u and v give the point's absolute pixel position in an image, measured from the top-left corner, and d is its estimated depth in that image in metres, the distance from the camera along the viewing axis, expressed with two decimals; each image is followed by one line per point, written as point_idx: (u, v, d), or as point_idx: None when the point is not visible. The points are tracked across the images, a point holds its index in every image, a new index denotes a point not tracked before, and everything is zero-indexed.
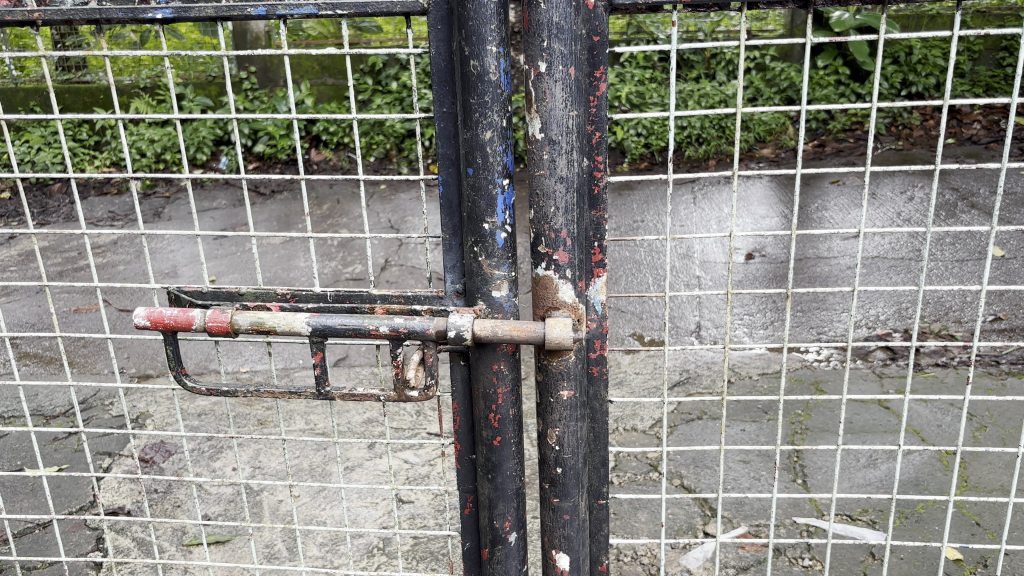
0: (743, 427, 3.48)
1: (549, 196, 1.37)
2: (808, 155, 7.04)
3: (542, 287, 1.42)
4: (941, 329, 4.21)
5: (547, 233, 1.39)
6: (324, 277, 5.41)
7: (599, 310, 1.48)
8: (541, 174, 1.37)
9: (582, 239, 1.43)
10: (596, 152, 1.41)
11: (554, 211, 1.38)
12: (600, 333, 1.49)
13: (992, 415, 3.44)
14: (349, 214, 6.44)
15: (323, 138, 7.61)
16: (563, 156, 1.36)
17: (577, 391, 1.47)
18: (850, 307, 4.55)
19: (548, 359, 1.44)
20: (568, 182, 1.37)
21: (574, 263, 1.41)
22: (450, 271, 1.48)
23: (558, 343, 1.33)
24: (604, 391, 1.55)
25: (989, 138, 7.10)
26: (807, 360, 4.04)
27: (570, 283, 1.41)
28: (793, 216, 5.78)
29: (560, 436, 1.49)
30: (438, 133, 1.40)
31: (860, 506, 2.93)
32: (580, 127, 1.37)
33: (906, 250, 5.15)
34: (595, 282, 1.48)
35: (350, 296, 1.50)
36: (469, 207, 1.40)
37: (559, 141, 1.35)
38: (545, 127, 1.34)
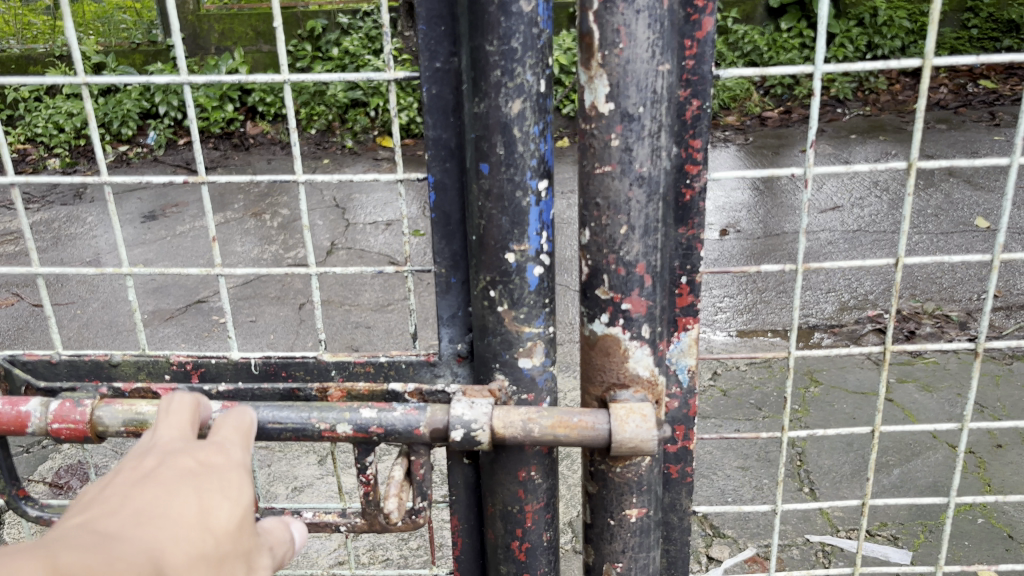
0: (736, 426, 3.15)
1: (622, 203, 1.06)
2: (774, 122, 6.71)
3: (603, 354, 1.13)
4: (935, 309, 3.94)
5: (615, 267, 1.08)
6: (263, 262, 4.95)
7: (684, 381, 1.25)
8: (609, 171, 1.05)
9: (664, 276, 1.12)
10: (692, 131, 1.12)
11: (630, 232, 1.07)
12: (686, 415, 1.28)
13: (1004, 407, 3.17)
14: (289, 192, 5.95)
15: (260, 109, 7.07)
16: (644, 140, 1.04)
17: (648, 509, 1.17)
18: (835, 286, 4.25)
19: (608, 465, 1.13)
20: (649, 183, 1.05)
21: (652, 311, 1.11)
22: (448, 327, 1.21)
23: (632, 444, 1.01)
24: (685, 498, 1.34)
25: (957, 102, 6.80)
26: (796, 347, 3.74)
27: (645, 345, 1.12)
28: (762, 188, 5.47)
29: (624, 570, 1.20)
30: (428, 109, 1.09)
31: (878, 519, 2.63)
32: (671, 90, 1.04)
33: (887, 222, 4.87)
34: (683, 334, 1.23)
35: (289, 363, 1.28)
36: (481, 227, 1.07)
37: (640, 115, 1.03)
38: (617, 92, 1.02)
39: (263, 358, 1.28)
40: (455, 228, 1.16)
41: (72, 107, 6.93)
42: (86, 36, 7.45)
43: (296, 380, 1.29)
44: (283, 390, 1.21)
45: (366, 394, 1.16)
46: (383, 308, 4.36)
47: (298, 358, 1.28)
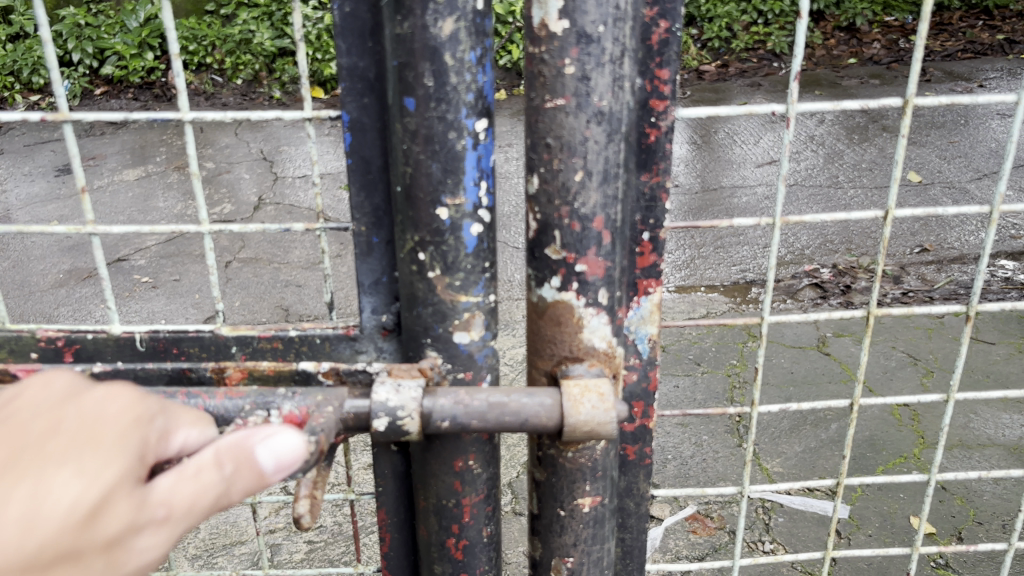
0: (676, 382, 3.12)
1: (578, 144, 0.94)
2: (711, 76, 6.66)
3: (553, 325, 1.02)
4: (870, 263, 3.96)
5: (569, 221, 0.97)
6: (187, 219, 4.73)
7: (642, 349, 1.15)
8: (562, 105, 0.93)
9: (624, 232, 1.01)
10: (658, 57, 0.99)
11: (587, 178, 0.95)
12: (645, 392, 1.18)
13: (936, 359, 3.20)
14: (214, 145, 5.69)
15: (181, 58, 6.75)
16: (605, 68, 0.92)
17: (603, 498, 1.10)
18: (772, 240, 4.25)
19: (558, 449, 1.05)
20: (610, 119, 0.93)
21: (610, 272, 1.00)
22: (370, 300, 1.06)
23: (588, 428, 0.92)
24: (642, 481, 1.26)
25: (889, 58, 6.82)
26: (736, 302, 3.73)
27: (602, 313, 1.01)
28: (700, 143, 5.43)
29: (574, 565, 1.13)
30: (341, 34, 0.92)
31: (817, 474, 2.63)
32: (636, 6, 0.92)
33: (823, 175, 4.88)
34: (644, 298, 1.12)
35: (181, 339, 1.10)
36: (407, 178, 0.93)
37: (600, 35, 0.90)
38: (572, 6, 0.89)
39: (151, 332, 1.09)
40: (377, 177, 0.99)
41: None
42: None
43: (189, 358, 1.11)
44: (171, 371, 1.03)
45: (271, 374, 1.00)
46: (314, 265, 4.20)
47: (192, 332, 1.10)
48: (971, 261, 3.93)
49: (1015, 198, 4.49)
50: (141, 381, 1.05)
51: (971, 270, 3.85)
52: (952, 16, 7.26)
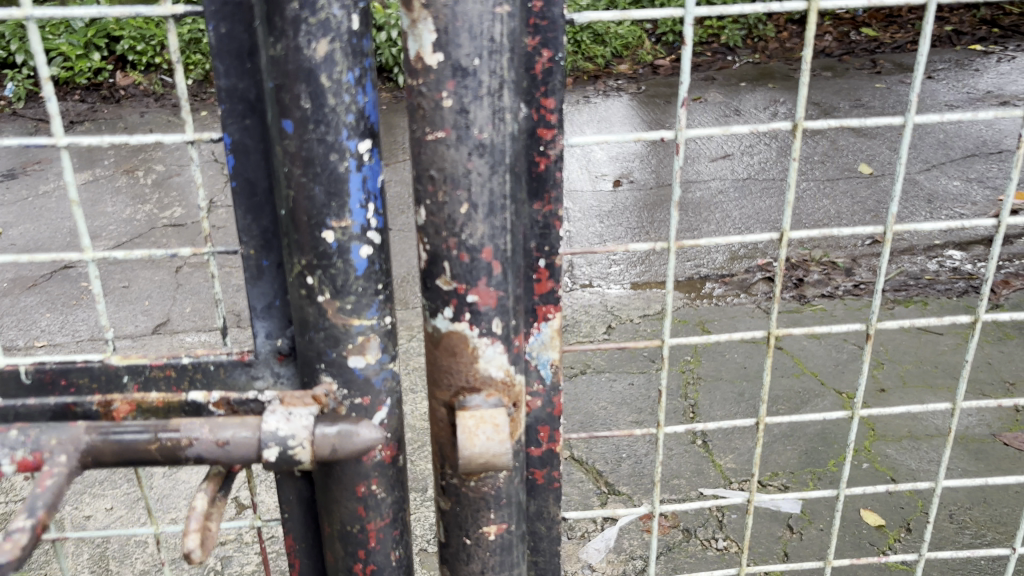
0: (630, 380, 3.12)
1: (461, 176, 0.95)
2: (665, 71, 6.68)
3: (449, 355, 1.03)
4: (822, 256, 4.00)
5: (457, 253, 0.98)
6: (135, 224, 4.64)
7: (545, 375, 1.18)
8: (442, 137, 0.94)
9: (517, 260, 1.02)
10: (543, 88, 1.01)
11: (471, 210, 0.96)
12: (549, 415, 1.21)
13: (887, 351, 3.25)
14: (164, 147, 5.59)
15: (129, 58, 6.62)
16: (483, 101, 0.93)
17: (509, 525, 1.12)
18: (725, 235, 4.28)
19: (460, 480, 1.08)
20: (491, 152, 0.95)
21: (503, 303, 1.01)
22: (263, 321, 1.06)
23: (484, 459, 0.98)
24: (552, 504, 1.27)
25: (841, 50, 6.88)
26: (691, 297, 3.74)
27: (496, 342, 1.03)
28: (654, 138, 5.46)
29: None
30: (219, 57, 0.93)
31: (769, 469, 2.65)
32: (514, 37, 0.93)
33: (775, 169, 4.92)
34: (544, 324, 1.15)
35: (68, 370, 1.07)
36: (289, 202, 0.93)
37: (476, 68, 0.92)
38: (446, 39, 0.91)
39: (36, 364, 1.07)
40: (262, 200, 1.00)
41: None
42: None
43: (79, 390, 1.08)
44: (55, 406, 1.05)
45: (159, 406, 1.04)
46: None
47: (79, 363, 1.07)
48: (919, 251, 3.99)
49: (963, 188, 4.56)
50: (25, 416, 1.05)
51: (920, 261, 3.91)
52: (901, 8, 7.35)
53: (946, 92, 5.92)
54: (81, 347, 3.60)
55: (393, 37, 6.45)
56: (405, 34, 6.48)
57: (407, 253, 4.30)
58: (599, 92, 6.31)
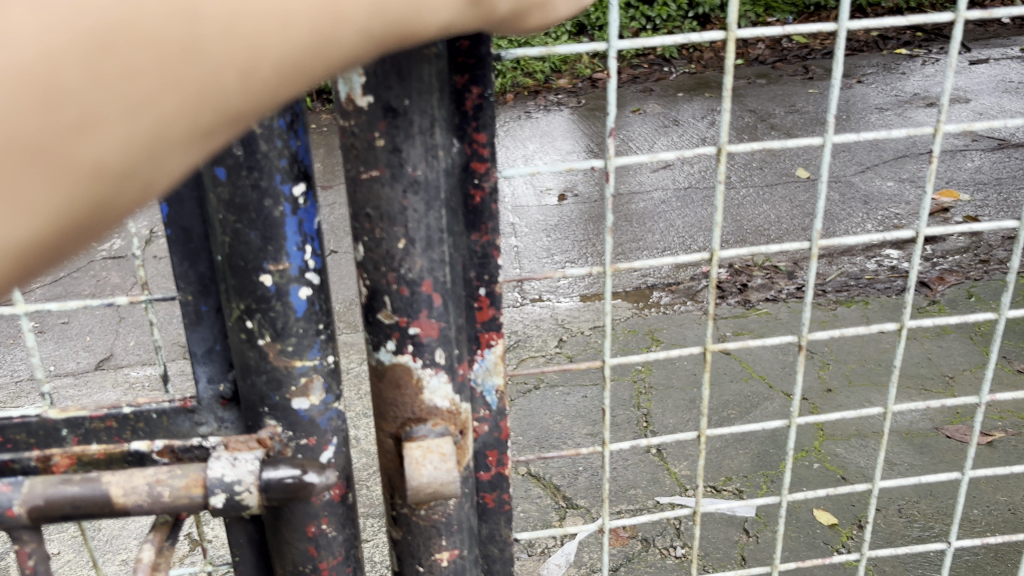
0: (583, 393, 3.15)
1: (398, 214, 0.96)
2: (604, 84, 6.77)
3: (393, 387, 1.05)
4: (764, 260, 4.09)
5: (397, 288, 0.99)
6: (74, 257, 4.55)
7: (492, 402, 1.15)
8: (378, 176, 0.95)
9: (455, 291, 1.04)
10: (477, 124, 1.00)
11: (410, 246, 0.97)
12: (497, 439, 1.18)
13: (832, 351, 3.32)
14: None
15: None
16: (417, 139, 0.94)
17: (461, 550, 1.13)
18: (669, 244, 4.33)
19: (410, 509, 1.10)
20: (426, 188, 0.96)
21: (446, 334, 1.03)
22: (204, 366, 1.05)
23: (432, 487, 0.97)
24: (505, 525, 1.25)
25: (774, 57, 7.03)
26: (639, 307, 3.79)
27: (441, 372, 1.04)
28: (596, 151, 5.53)
29: None
30: None
31: (723, 474, 2.68)
32: (441, 76, 0.94)
33: (715, 177, 5.01)
34: (488, 351, 1.12)
35: (4, 426, 1.07)
36: (227, 249, 0.92)
37: (407, 109, 0.92)
38: (376, 83, 0.91)
39: None
40: (199, 246, 0.98)
41: None
42: None
43: (17, 446, 1.07)
44: None
45: (101, 458, 0.97)
46: None
47: (16, 418, 1.07)
48: (858, 252, 4.09)
49: (897, 188, 4.69)
50: None
51: (859, 262, 4.00)
52: (829, 15, 7.56)
53: (876, 96, 6.08)
54: (22, 388, 3.52)
55: None
56: None
57: (354, 275, 4.29)
58: (541, 107, 6.36)
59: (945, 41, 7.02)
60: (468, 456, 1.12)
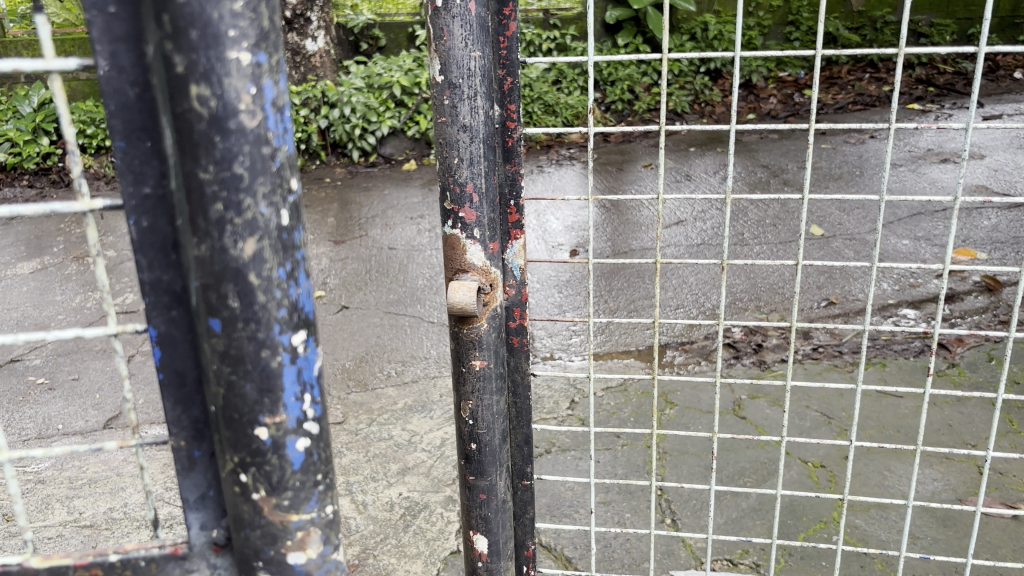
0: (595, 458, 3.09)
1: (454, 143, 1.59)
2: (616, 138, 6.82)
3: (450, 250, 1.69)
4: (779, 320, 4.05)
5: (452, 188, 1.63)
6: (86, 312, 4.54)
7: (516, 276, 1.78)
8: (445, 120, 1.59)
9: (489, 197, 1.66)
10: (509, 99, 1.67)
11: (461, 163, 1.60)
12: (520, 301, 1.81)
13: (850, 417, 3.26)
14: (115, 231, 5.55)
15: (80, 141, 6.61)
16: (466, 102, 1.58)
17: (489, 363, 1.76)
18: (683, 302, 4.30)
19: (459, 328, 1.74)
20: (471, 130, 1.59)
21: (480, 219, 1.65)
22: (195, 516, 0.97)
23: (460, 306, 1.66)
24: (524, 362, 1.88)
25: (786, 112, 7.06)
26: (652, 368, 3.74)
27: (477, 245, 1.67)
28: (608, 206, 5.53)
29: (474, 410, 1.79)
30: (140, 254, 0.86)
31: (739, 547, 2.62)
32: (485, 68, 1.58)
33: (727, 234, 5.00)
34: (514, 243, 1.76)
35: None
36: (222, 402, 0.88)
37: (461, 84, 1.56)
38: (444, 68, 1.56)
39: None
40: (192, 390, 0.92)
41: None
42: None
43: None
44: None
45: None
46: None
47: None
48: (875, 311, 4.05)
49: (912, 247, 4.65)
50: None
51: (875, 321, 3.96)
52: (841, 70, 7.60)
53: (889, 152, 6.08)
54: (29, 448, 3.48)
55: (347, 113, 6.53)
56: (358, 111, 6.56)
57: (365, 331, 4.28)
58: (553, 161, 6.40)
59: (956, 97, 7.05)
60: (494, 302, 1.75)
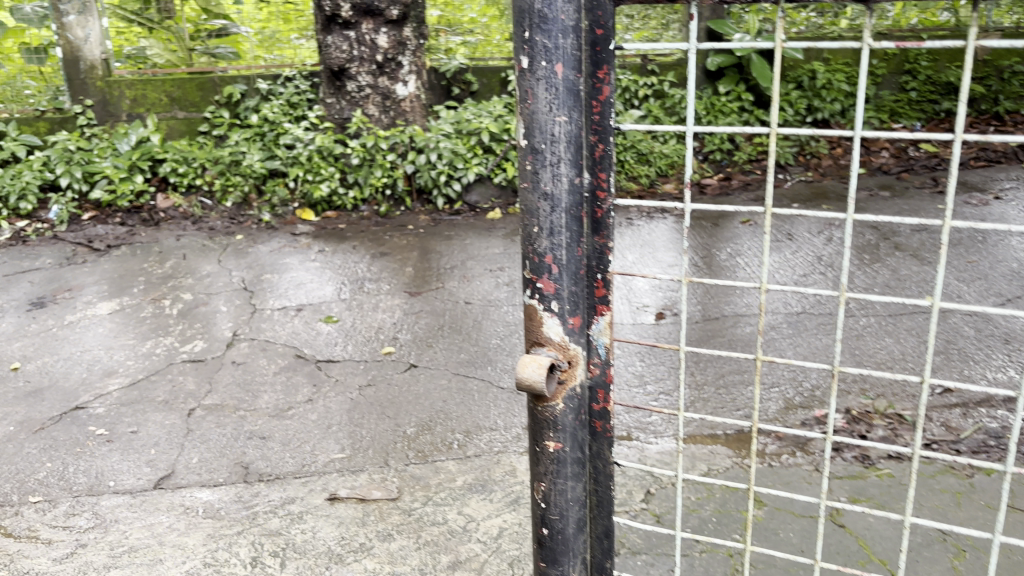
0: (668, 565, 2.75)
1: (536, 211, 1.63)
2: (713, 190, 6.47)
3: (529, 320, 1.70)
4: (887, 407, 3.61)
5: (532, 257, 1.66)
6: (153, 359, 4.46)
7: (602, 355, 1.76)
8: (528, 187, 1.63)
9: (570, 268, 1.66)
10: (600, 167, 1.64)
11: (541, 232, 1.63)
12: (604, 383, 1.78)
13: (969, 536, 2.81)
14: (195, 273, 5.52)
15: (171, 180, 6.67)
16: (548, 171, 1.60)
17: (564, 445, 1.75)
18: (778, 381, 3.90)
19: (536, 405, 1.74)
20: (553, 198, 1.61)
21: (559, 291, 1.66)
22: None
23: (529, 382, 1.63)
24: (607, 448, 1.85)
25: (899, 167, 6.57)
26: (739, 457, 3.36)
27: (555, 319, 1.68)
28: (701, 265, 5.17)
29: (547, 494, 1.79)
30: None
31: None
32: (571, 134, 1.59)
33: (830, 303, 4.58)
34: (600, 319, 1.74)
35: None
36: None
37: (544, 151, 1.59)
38: (528, 133, 1.59)
39: None
40: None
41: None
42: None
43: None
44: None
45: None
46: (282, 414, 3.95)
47: None
48: (999, 404, 3.57)
49: None
50: None
51: (1001, 416, 3.48)
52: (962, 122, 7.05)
53: (1017, 215, 5.53)
54: (77, 503, 3.36)
55: (433, 159, 6.41)
56: (445, 157, 6.44)
57: (431, 394, 4.04)
58: (644, 213, 6.07)
59: None
60: (572, 381, 1.72)
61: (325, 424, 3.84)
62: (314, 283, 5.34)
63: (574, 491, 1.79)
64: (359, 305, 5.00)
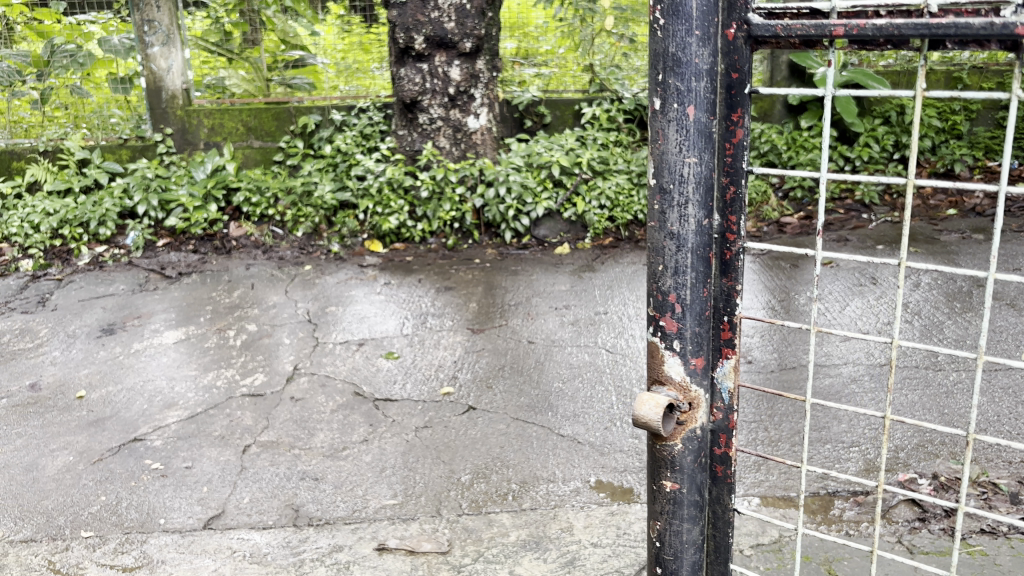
0: None
1: (662, 250, 1.72)
2: (793, 230, 6.21)
3: (651, 356, 1.80)
4: (980, 475, 3.32)
5: (657, 294, 1.75)
6: (214, 392, 4.43)
7: (725, 400, 1.77)
8: (656, 224, 1.72)
9: (694, 309, 1.73)
10: (731, 209, 1.66)
11: (665, 269, 1.72)
12: (726, 428, 1.78)
13: None
14: (261, 303, 5.53)
15: (244, 209, 6.73)
16: (674, 210, 1.68)
17: (679, 486, 1.82)
18: (861, 441, 3.63)
19: (654, 442, 1.83)
20: (677, 238, 1.70)
21: (680, 331, 1.74)
22: None
23: (645, 420, 1.70)
24: (728, 496, 1.83)
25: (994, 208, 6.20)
26: (814, 525, 3.11)
27: (675, 357, 1.75)
28: (779, 308, 4.93)
29: (662, 528, 1.88)
30: None
31: None
32: (700, 175, 1.65)
33: (919, 356, 4.28)
34: (725, 362, 1.75)
35: None
36: None
37: (671, 191, 1.68)
38: (657, 172, 1.69)
39: None
40: None
41: (51, 205, 6.66)
42: (74, 130, 7.38)
43: None
44: None
45: None
46: (336, 454, 3.86)
47: None
48: None
49: None
50: None
51: None
52: None
53: None
54: (126, 540, 3.32)
55: (502, 193, 6.33)
56: (513, 191, 6.35)
57: (488, 439, 3.90)
58: None
59: None
60: (691, 423, 1.78)
61: (379, 467, 3.73)
62: (378, 316, 5.27)
63: (689, 535, 1.86)
64: (421, 342, 4.89)
